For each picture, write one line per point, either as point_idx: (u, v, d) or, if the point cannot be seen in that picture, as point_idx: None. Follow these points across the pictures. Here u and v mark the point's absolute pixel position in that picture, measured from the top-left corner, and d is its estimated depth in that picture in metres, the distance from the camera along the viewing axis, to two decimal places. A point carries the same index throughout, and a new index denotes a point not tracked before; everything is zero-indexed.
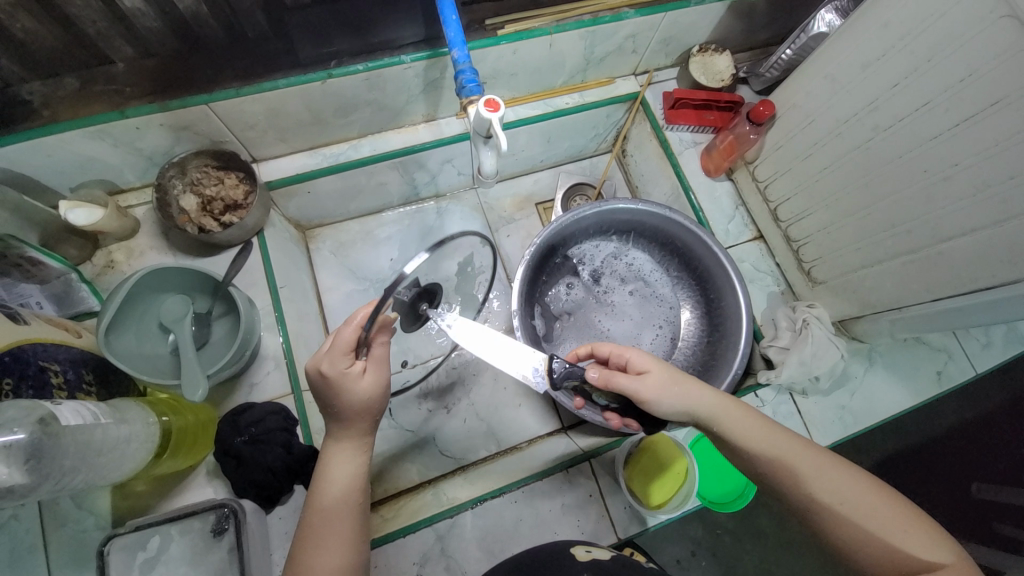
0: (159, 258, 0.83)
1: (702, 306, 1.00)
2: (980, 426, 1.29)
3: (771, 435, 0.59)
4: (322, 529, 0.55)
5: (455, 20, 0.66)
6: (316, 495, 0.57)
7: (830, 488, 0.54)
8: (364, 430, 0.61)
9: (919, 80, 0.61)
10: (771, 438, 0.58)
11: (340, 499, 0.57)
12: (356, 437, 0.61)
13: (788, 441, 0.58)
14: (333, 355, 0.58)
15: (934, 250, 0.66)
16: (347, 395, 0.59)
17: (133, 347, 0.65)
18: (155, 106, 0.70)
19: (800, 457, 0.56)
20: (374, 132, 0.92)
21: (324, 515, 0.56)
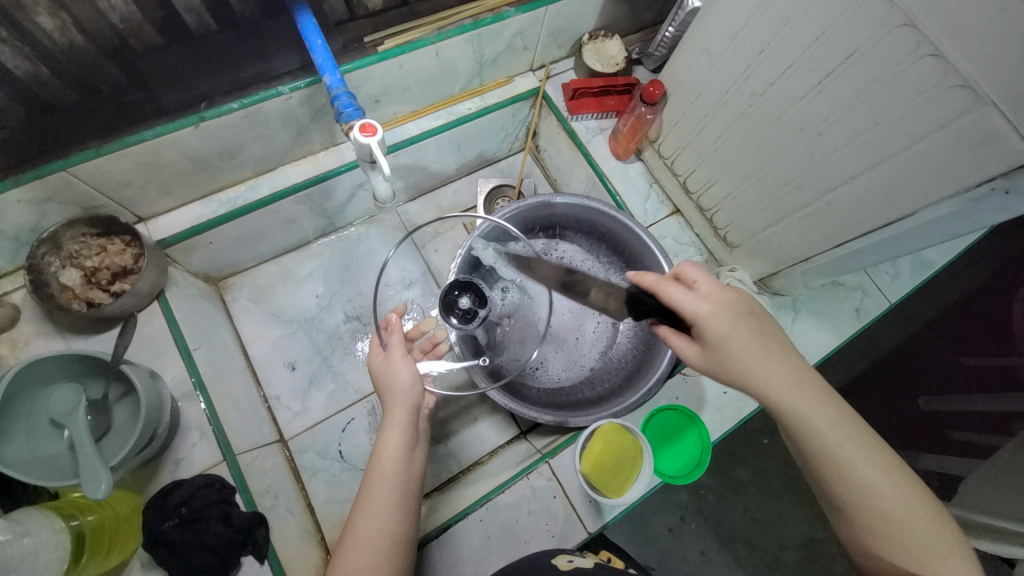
0: (48, 344, 0.75)
1: None
2: (912, 346, 1.38)
3: (851, 433, 0.54)
4: (370, 501, 0.62)
5: (322, 44, 0.63)
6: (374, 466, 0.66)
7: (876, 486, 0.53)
8: (407, 410, 0.69)
9: (779, 44, 0.64)
10: (856, 441, 0.54)
11: (385, 475, 0.64)
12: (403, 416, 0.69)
13: (870, 451, 0.54)
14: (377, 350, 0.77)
15: (823, 202, 0.69)
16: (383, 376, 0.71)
17: (25, 452, 0.58)
18: (5, 181, 0.63)
19: (875, 471, 0.53)
20: (271, 168, 0.87)
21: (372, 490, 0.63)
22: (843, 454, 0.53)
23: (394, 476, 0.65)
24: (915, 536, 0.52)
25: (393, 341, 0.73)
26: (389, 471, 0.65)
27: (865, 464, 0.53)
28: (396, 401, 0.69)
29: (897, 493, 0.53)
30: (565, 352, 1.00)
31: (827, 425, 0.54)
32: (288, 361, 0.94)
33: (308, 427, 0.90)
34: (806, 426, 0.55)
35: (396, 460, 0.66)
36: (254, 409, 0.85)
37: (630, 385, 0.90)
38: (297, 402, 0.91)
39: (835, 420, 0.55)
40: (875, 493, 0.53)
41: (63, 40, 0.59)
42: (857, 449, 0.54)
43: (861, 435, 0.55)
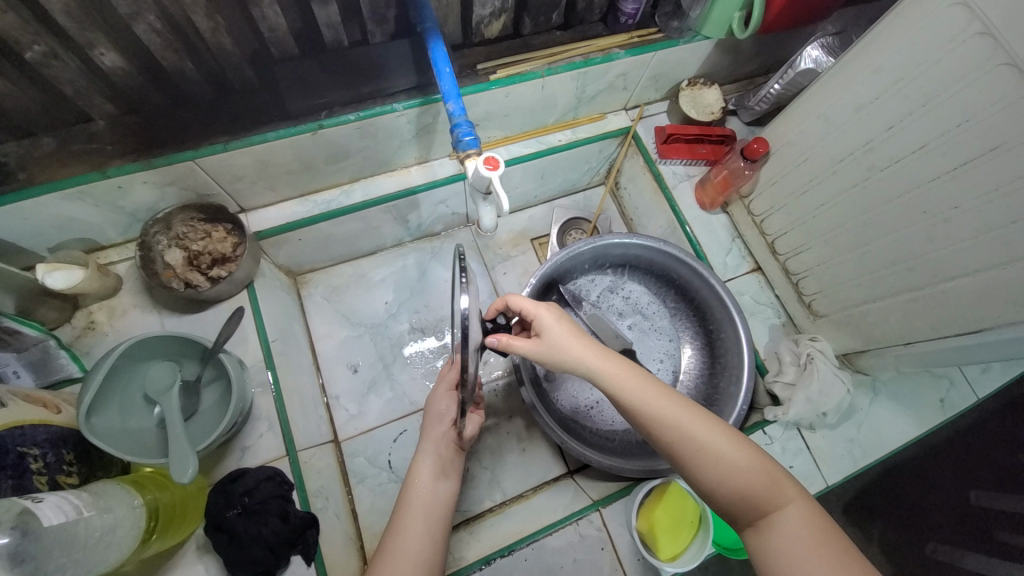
0: (143, 317, 0.79)
1: (701, 339, 0.99)
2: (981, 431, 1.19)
3: (706, 430, 0.58)
4: (403, 527, 0.63)
5: (450, 72, 0.65)
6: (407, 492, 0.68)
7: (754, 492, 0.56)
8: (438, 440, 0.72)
9: (914, 123, 0.61)
10: (712, 431, 0.58)
11: (420, 502, 0.66)
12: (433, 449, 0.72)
13: (730, 446, 0.58)
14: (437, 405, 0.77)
15: (937, 289, 0.66)
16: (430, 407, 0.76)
17: (116, 423, 0.60)
18: (138, 164, 0.67)
19: (736, 463, 0.57)
20: (366, 176, 0.90)
21: (404, 513, 0.65)
22: (702, 443, 0.58)
23: (425, 503, 0.66)
24: (775, 528, 0.54)
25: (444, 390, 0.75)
26: (420, 498, 0.67)
27: (725, 457, 0.57)
28: (435, 430, 0.73)
29: (760, 485, 0.56)
30: None
31: (673, 420, 0.59)
32: (350, 363, 0.96)
33: (361, 431, 0.91)
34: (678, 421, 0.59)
35: (428, 487, 0.68)
36: (315, 406, 0.87)
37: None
38: (354, 404, 0.93)
39: (685, 411, 0.60)
40: (738, 486, 0.56)
41: (212, 40, 0.64)
42: (713, 441, 0.58)
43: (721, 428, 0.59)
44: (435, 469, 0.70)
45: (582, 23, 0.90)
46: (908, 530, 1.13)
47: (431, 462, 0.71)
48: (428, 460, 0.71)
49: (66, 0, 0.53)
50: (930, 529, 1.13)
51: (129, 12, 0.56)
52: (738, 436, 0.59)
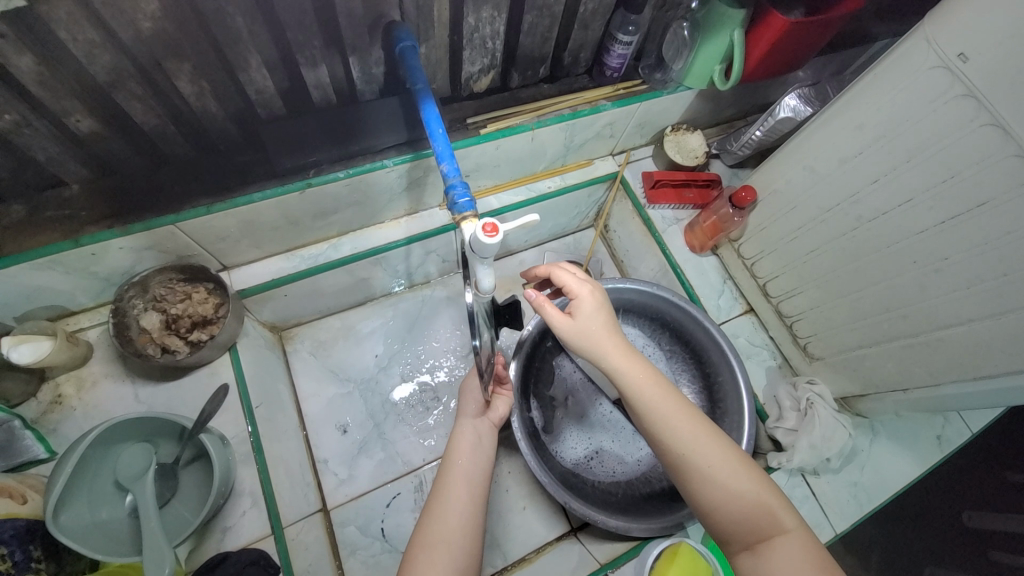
0: (116, 388, 0.74)
1: None
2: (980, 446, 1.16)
3: (716, 449, 0.60)
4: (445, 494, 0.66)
5: (442, 133, 0.64)
6: (447, 465, 0.70)
7: (754, 516, 0.57)
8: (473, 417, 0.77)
9: (898, 178, 0.63)
10: (721, 453, 0.60)
11: (460, 472, 0.69)
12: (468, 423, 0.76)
13: (738, 470, 0.59)
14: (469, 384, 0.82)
15: (933, 336, 0.66)
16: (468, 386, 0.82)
17: (84, 518, 0.55)
18: (115, 231, 0.64)
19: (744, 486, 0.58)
20: (355, 229, 0.88)
21: (448, 484, 0.68)
22: (709, 462, 0.59)
23: (465, 472, 0.69)
24: (777, 553, 0.55)
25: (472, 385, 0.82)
26: (462, 468, 0.69)
27: (730, 474, 0.59)
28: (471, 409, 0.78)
29: (758, 513, 0.57)
30: (623, 443, 0.92)
31: (690, 438, 0.60)
32: (339, 423, 0.91)
33: (351, 497, 0.86)
34: (685, 438, 0.60)
35: (467, 459, 0.71)
36: (302, 474, 0.82)
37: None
38: (343, 468, 0.88)
39: (698, 433, 0.60)
40: (740, 508, 0.57)
41: (196, 103, 0.62)
42: (722, 463, 0.59)
43: (729, 454, 0.60)
44: (474, 441, 0.73)
45: (568, 75, 0.92)
46: (900, 559, 1.09)
47: (470, 435, 0.74)
48: (467, 433, 0.74)
49: (42, 71, 0.51)
50: (923, 554, 1.10)
51: (108, 79, 0.54)
52: (744, 458, 0.61)
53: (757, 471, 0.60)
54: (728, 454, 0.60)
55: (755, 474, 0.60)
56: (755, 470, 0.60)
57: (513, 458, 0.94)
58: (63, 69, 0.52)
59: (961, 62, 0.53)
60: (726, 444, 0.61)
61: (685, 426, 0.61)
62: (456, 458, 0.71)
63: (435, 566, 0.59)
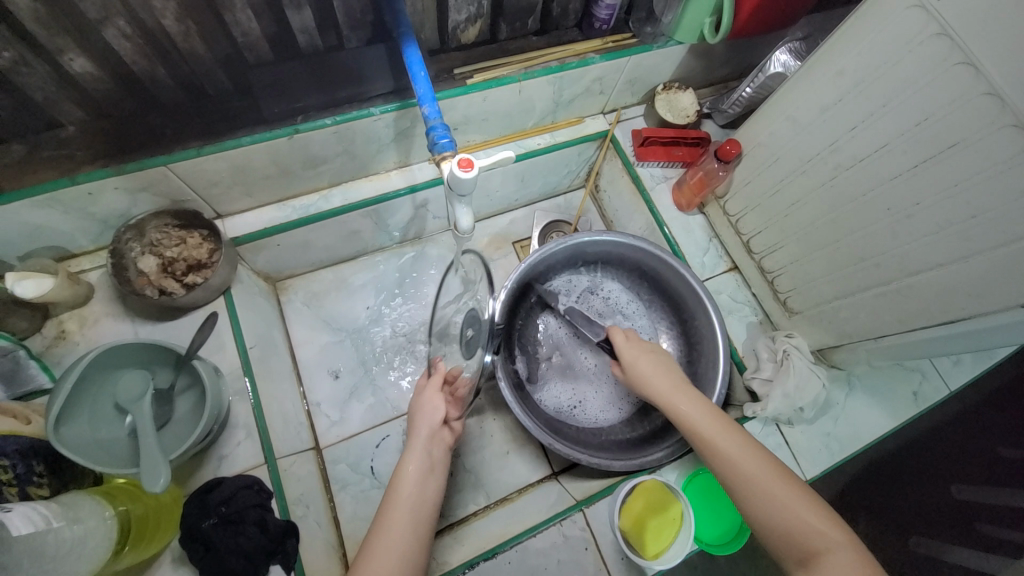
0: (115, 325, 0.77)
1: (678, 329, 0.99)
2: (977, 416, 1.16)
3: (770, 476, 0.62)
4: (387, 532, 0.60)
5: (424, 76, 0.66)
6: (392, 494, 0.64)
7: (799, 530, 0.58)
8: (428, 436, 0.71)
9: (875, 124, 0.64)
10: (763, 467, 0.62)
11: (404, 504, 0.64)
12: (420, 443, 0.70)
13: (784, 484, 0.61)
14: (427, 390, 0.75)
15: (903, 283, 0.68)
16: (422, 397, 0.74)
17: (86, 435, 0.59)
18: (109, 171, 0.66)
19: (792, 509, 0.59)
20: (345, 181, 0.90)
21: (391, 516, 0.63)
22: (752, 475, 0.62)
23: (409, 501, 0.64)
24: (826, 568, 0.55)
25: (430, 393, 0.74)
26: (405, 498, 0.64)
27: (776, 489, 0.61)
28: (422, 425, 0.71)
29: (806, 527, 0.58)
30: (604, 387, 0.96)
31: (733, 451, 0.64)
32: (332, 370, 0.95)
33: (343, 438, 0.90)
34: (727, 451, 0.65)
35: (412, 487, 0.65)
36: (295, 414, 0.86)
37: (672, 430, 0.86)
38: (336, 411, 0.92)
39: (742, 448, 0.64)
40: (789, 523, 0.59)
41: (185, 45, 0.64)
42: (769, 481, 0.61)
43: (771, 468, 0.62)
44: (422, 470, 0.67)
45: (558, 29, 0.91)
46: (885, 526, 1.13)
47: (420, 464, 0.68)
48: (417, 457, 0.68)
49: (34, 5, 0.53)
50: (909, 524, 1.13)
51: (96, 16, 0.56)
52: (804, 488, 0.61)
53: (805, 490, 0.61)
54: (771, 469, 0.62)
55: (800, 492, 0.60)
56: (801, 488, 0.61)
57: (500, 407, 0.97)
58: (51, 4, 0.53)
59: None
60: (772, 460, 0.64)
61: (727, 441, 0.65)
62: (401, 488, 0.65)
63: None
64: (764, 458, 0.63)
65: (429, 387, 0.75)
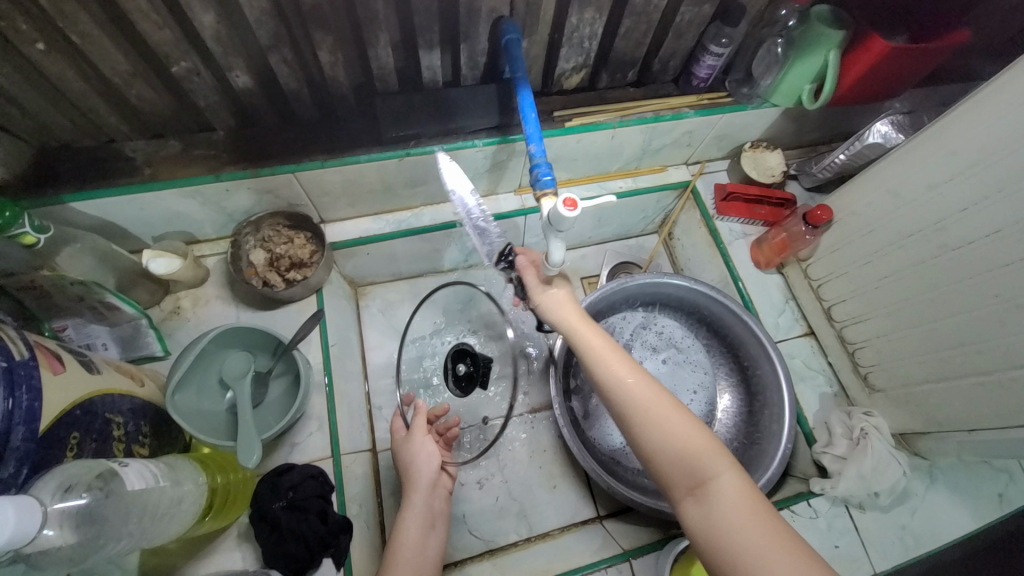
0: (222, 308, 0.85)
1: (737, 375, 0.97)
2: None
3: (670, 411, 0.61)
4: (396, 571, 0.69)
5: (534, 117, 0.71)
6: (393, 546, 0.73)
7: (693, 460, 0.58)
8: (425, 493, 0.78)
9: (988, 208, 0.62)
10: (665, 406, 0.61)
11: (406, 557, 0.71)
12: (420, 498, 0.77)
13: (682, 420, 0.60)
14: (416, 435, 0.79)
15: (1008, 376, 0.64)
16: (414, 451, 0.79)
17: (192, 404, 0.65)
18: (247, 172, 0.75)
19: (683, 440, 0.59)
20: (437, 202, 0.96)
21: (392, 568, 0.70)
22: (657, 415, 0.60)
23: (410, 557, 0.72)
24: (711, 497, 0.56)
25: (423, 446, 0.78)
26: (406, 555, 0.71)
27: (677, 427, 0.60)
28: (418, 483, 0.78)
29: (699, 459, 0.57)
30: None
31: (642, 394, 0.62)
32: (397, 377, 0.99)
33: None
34: (628, 393, 0.62)
35: (413, 545, 0.73)
36: (360, 414, 0.90)
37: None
38: None
39: (646, 390, 0.62)
40: (686, 457, 0.58)
41: (330, 72, 0.73)
42: (672, 419, 0.60)
43: (674, 409, 0.61)
44: (425, 521, 0.76)
45: (655, 82, 0.95)
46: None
47: (419, 516, 0.76)
48: (417, 511, 0.76)
49: (220, 30, 0.62)
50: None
51: (268, 43, 0.65)
52: (693, 418, 0.61)
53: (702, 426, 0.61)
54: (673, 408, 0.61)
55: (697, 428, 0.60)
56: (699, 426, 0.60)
57: (550, 438, 0.98)
58: (235, 31, 0.63)
59: None
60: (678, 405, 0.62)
61: (632, 381, 0.63)
62: (400, 541, 0.73)
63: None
64: (666, 399, 0.62)
65: (421, 437, 0.79)
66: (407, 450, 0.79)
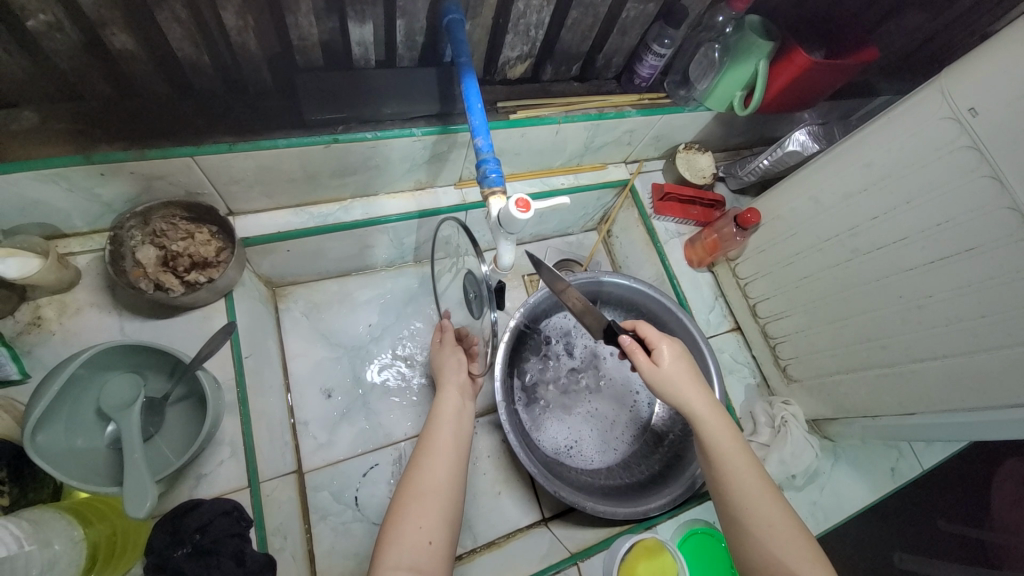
0: (100, 318, 0.70)
1: None
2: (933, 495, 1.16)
3: (772, 506, 0.62)
4: (433, 442, 0.68)
5: (480, 108, 0.65)
6: (430, 427, 0.70)
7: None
8: (465, 384, 0.77)
9: (896, 217, 0.68)
10: (779, 515, 0.62)
11: (443, 433, 0.69)
12: (461, 386, 0.76)
13: (797, 539, 0.60)
14: (443, 346, 0.82)
15: (907, 368, 0.72)
16: (443, 356, 0.80)
17: (61, 443, 0.52)
18: (129, 154, 0.61)
19: (786, 543, 0.60)
20: (369, 195, 0.88)
21: (432, 442, 0.68)
22: (770, 521, 0.61)
23: (450, 434, 0.69)
24: None
25: (449, 344, 0.81)
26: (444, 430, 0.70)
27: (787, 539, 0.60)
28: (458, 376, 0.77)
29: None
30: (602, 431, 0.95)
31: (758, 495, 0.63)
32: (324, 387, 0.90)
33: (329, 462, 0.85)
34: (746, 492, 0.63)
35: (452, 426, 0.70)
36: (282, 433, 0.80)
37: (665, 481, 0.87)
38: (324, 432, 0.86)
39: (763, 495, 0.63)
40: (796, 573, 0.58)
41: (237, 39, 0.61)
42: (787, 532, 0.61)
43: (790, 523, 0.61)
44: (459, 398, 0.74)
45: (598, 78, 0.94)
46: None
47: (457, 400, 0.74)
48: (451, 399, 0.74)
49: None
50: None
51: None
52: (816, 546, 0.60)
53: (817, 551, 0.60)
54: (784, 518, 0.62)
55: (809, 547, 0.60)
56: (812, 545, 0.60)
57: (494, 443, 0.95)
58: None
59: (971, 116, 0.58)
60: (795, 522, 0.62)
61: (750, 483, 0.64)
62: (442, 420, 0.71)
63: (426, 526, 0.60)
64: (780, 512, 0.62)
65: (447, 340, 0.82)
66: (437, 353, 0.82)
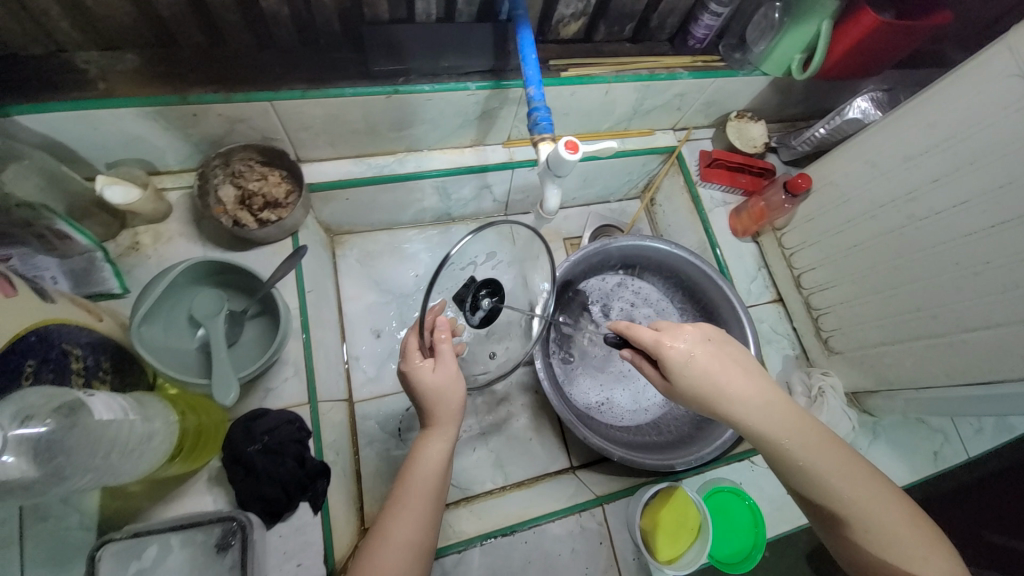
0: (187, 247, 0.80)
1: None
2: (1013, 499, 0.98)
3: (859, 485, 0.56)
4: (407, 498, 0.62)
5: (535, 60, 0.68)
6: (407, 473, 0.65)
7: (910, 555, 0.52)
8: (452, 421, 0.68)
9: (957, 179, 0.66)
10: (873, 497, 0.55)
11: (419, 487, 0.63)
12: (446, 427, 0.68)
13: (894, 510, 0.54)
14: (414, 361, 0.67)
15: (956, 338, 0.70)
16: (419, 381, 0.66)
17: (160, 340, 0.61)
18: (218, 96, 0.69)
19: (883, 514, 0.54)
20: (422, 149, 0.92)
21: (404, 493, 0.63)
22: (865, 507, 0.54)
23: (426, 487, 0.64)
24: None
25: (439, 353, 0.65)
26: (420, 484, 0.64)
27: (891, 520, 0.54)
28: (442, 413, 0.67)
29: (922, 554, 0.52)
30: (633, 392, 0.98)
31: (843, 485, 0.55)
32: (374, 328, 0.97)
33: (375, 395, 0.92)
34: (828, 487, 0.56)
35: (429, 478, 0.64)
36: (336, 363, 0.88)
37: (694, 439, 0.88)
38: (372, 368, 0.94)
39: (849, 478, 0.56)
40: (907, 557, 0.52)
41: None
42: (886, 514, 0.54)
43: (880, 497, 0.55)
44: (445, 444, 0.67)
45: (651, 40, 0.94)
46: None
47: (441, 452, 0.67)
48: (435, 446, 0.67)
49: None
50: None
51: None
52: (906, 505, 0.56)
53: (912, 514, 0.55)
54: (872, 493, 0.55)
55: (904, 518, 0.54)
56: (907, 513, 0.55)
57: (528, 394, 0.99)
58: None
59: None
60: (886, 492, 0.56)
61: (830, 472, 0.56)
62: (417, 470, 0.65)
63: None
64: (864, 483, 0.56)
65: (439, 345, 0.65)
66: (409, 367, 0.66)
